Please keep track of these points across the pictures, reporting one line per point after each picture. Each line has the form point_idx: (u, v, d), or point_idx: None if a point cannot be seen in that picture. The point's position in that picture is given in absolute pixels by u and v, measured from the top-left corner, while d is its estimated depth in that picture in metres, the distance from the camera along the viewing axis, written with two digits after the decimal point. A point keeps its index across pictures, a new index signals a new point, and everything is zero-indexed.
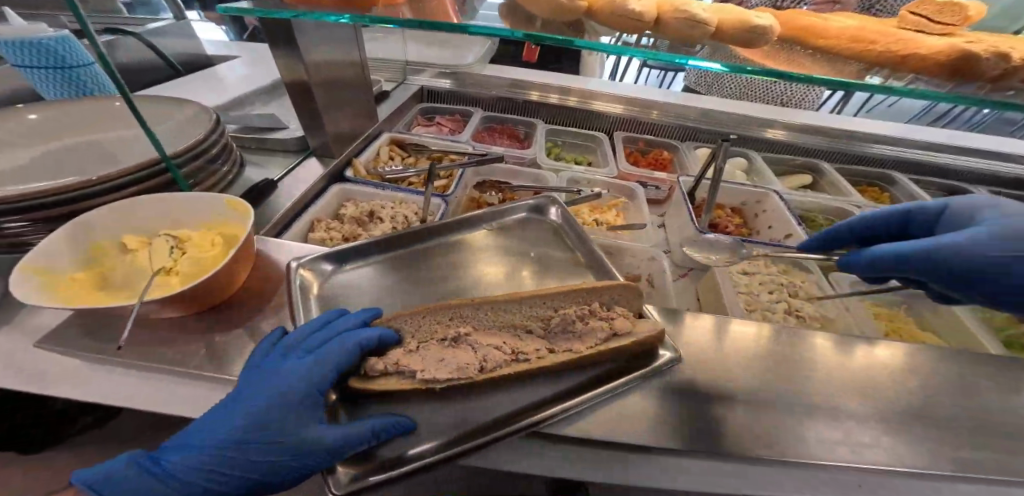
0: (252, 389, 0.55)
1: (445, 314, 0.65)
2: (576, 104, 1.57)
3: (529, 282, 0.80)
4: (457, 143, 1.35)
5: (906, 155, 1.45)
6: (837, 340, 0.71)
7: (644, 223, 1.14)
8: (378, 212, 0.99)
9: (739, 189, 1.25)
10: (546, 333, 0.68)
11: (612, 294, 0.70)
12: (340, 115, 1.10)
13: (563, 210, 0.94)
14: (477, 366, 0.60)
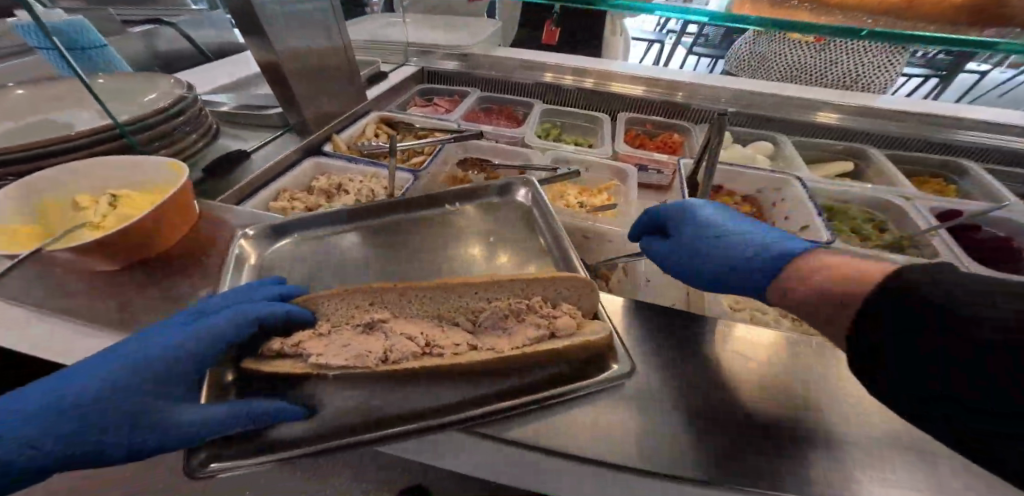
0: (129, 350, 0.49)
1: (363, 297, 0.59)
2: (595, 86, 1.42)
3: (477, 270, 0.71)
4: (445, 120, 1.32)
5: (1003, 142, 1.14)
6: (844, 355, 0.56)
7: (630, 208, 1.03)
8: (345, 185, 0.97)
9: (753, 174, 1.09)
10: (474, 328, 0.59)
11: (561, 289, 0.60)
12: (321, 94, 1.10)
13: (535, 194, 0.86)
14: (380, 355, 0.53)
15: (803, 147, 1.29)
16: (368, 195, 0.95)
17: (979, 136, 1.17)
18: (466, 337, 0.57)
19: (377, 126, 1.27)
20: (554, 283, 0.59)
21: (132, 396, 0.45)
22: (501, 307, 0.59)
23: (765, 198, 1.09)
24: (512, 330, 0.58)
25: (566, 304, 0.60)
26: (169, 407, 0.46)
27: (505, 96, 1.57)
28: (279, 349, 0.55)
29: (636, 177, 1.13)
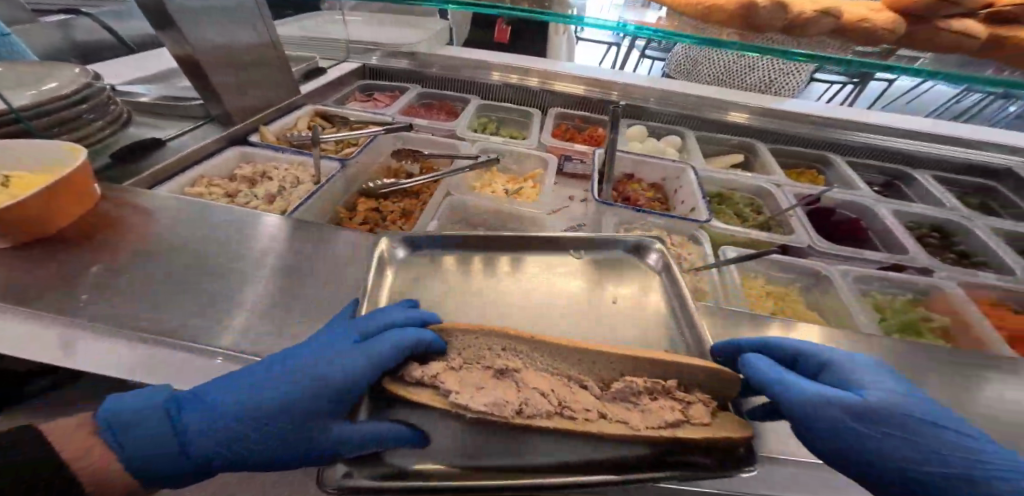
0: (299, 360, 0.50)
1: (494, 339, 0.52)
2: (520, 81, 1.54)
3: (623, 320, 0.60)
4: (379, 114, 1.37)
5: (876, 142, 1.35)
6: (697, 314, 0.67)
7: (545, 192, 1.13)
8: (270, 172, 1.01)
9: (658, 163, 1.23)
10: (602, 392, 0.49)
11: (709, 378, 0.47)
12: (245, 88, 1.11)
13: (669, 263, 0.68)
14: (516, 405, 0.44)
15: (705, 141, 1.45)
16: (292, 182, 0.99)
17: (862, 136, 1.36)
18: (597, 402, 0.47)
19: (313, 119, 1.32)
20: (704, 371, 0.46)
21: (290, 409, 0.47)
22: (636, 380, 0.48)
23: (668, 185, 1.23)
24: (642, 408, 0.46)
25: (699, 387, 0.47)
26: (315, 418, 0.48)
27: (445, 92, 1.63)
28: (417, 379, 0.48)
29: (555, 165, 1.22)
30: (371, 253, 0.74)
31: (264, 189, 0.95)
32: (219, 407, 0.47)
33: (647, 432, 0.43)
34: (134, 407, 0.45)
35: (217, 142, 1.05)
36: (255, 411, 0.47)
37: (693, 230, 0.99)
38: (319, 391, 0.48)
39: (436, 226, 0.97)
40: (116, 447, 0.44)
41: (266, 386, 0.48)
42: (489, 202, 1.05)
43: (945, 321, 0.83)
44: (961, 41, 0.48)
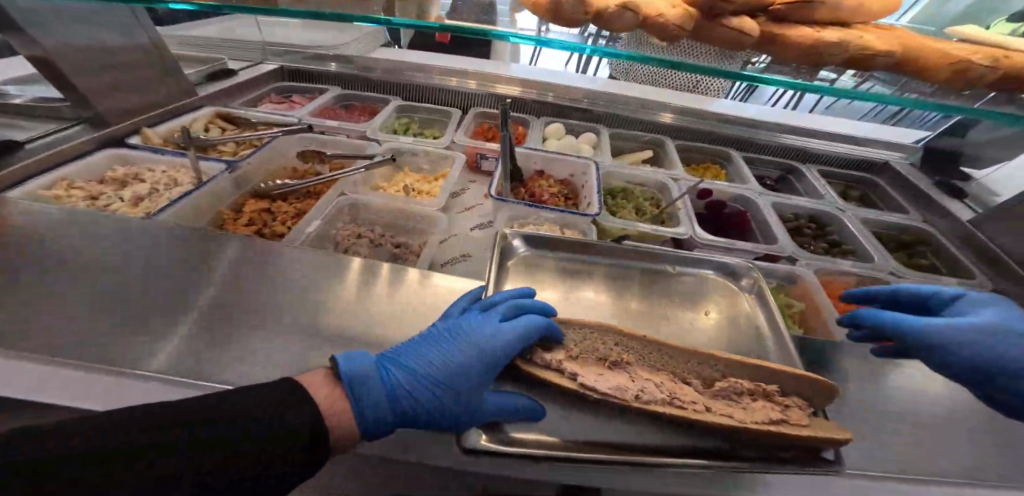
0: (454, 336, 0.60)
1: (611, 335, 0.62)
2: (437, 82, 1.54)
3: (685, 323, 0.77)
4: (286, 115, 1.33)
5: (788, 143, 1.54)
6: (598, 291, 0.81)
7: (449, 190, 1.13)
8: (142, 175, 0.97)
9: (565, 160, 1.26)
10: (705, 390, 0.59)
11: (802, 381, 0.57)
12: (120, 89, 1.06)
13: (760, 287, 0.82)
14: (635, 392, 0.55)
15: (620, 137, 1.55)
16: (166, 185, 0.96)
17: (778, 138, 1.54)
18: (701, 397, 0.57)
19: (213, 121, 1.27)
20: (802, 377, 0.57)
21: (449, 376, 0.56)
22: (739, 381, 0.58)
23: (576, 180, 1.26)
24: (747, 404, 0.56)
25: (802, 395, 0.57)
26: (470, 386, 0.55)
27: (363, 93, 1.60)
28: (548, 364, 0.59)
29: (462, 163, 1.23)
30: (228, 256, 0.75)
31: (131, 191, 0.92)
32: (405, 369, 0.56)
33: (752, 423, 0.53)
34: (361, 366, 0.52)
35: (86, 146, 1.01)
36: (420, 375, 0.55)
37: (586, 224, 1.02)
38: (479, 362, 0.57)
39: (318, 228, 0.92)
40: (352, 401, 0.49)
41: (444, 354, 0.58)
42: (383, 204, 1.02)
43: (803, 308, 0.94)
44: (736, 38, 0.52)
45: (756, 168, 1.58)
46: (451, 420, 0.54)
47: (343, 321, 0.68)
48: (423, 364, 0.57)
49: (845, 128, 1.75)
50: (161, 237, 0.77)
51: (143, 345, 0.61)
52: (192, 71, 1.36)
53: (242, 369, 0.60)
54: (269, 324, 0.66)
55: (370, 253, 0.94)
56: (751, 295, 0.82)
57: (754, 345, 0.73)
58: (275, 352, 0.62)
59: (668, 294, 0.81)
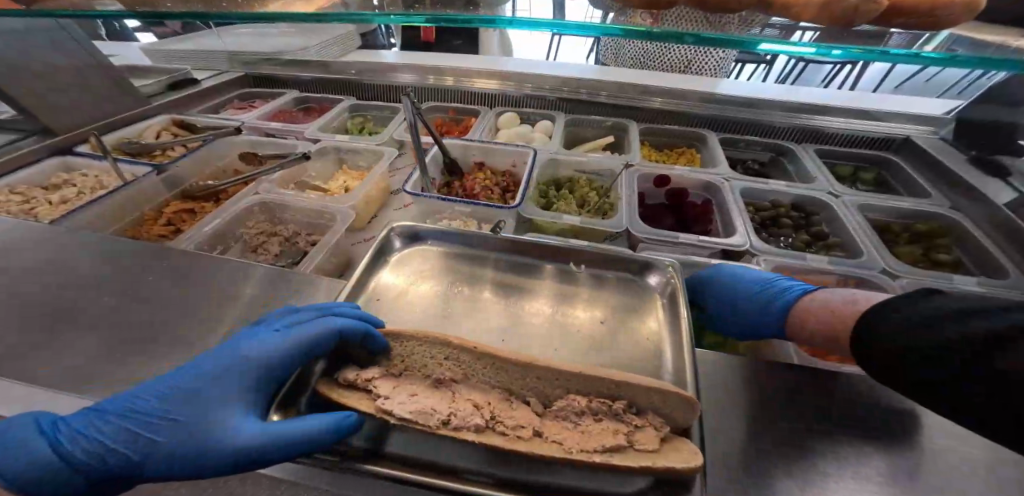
0: (216, 353, 0.51)
1: (438, 347, 0.51)
2: (390, 79, 1.51)
3: (572, 329, 0.65)
4: (232, 120, 1.36)
5: (784, 123, 1.33)
6: (486, 290, 0.71)
7: (371, 183, 1.07)
8: (72, 180, 1.07)
9: (502, 150, 1.17)
10: (544, 411, 0.48)
11: (659, 395, 0.46)
12: (65, 103, 1.13)
13: (674, 286, 0.66)
14: (441, 416, 0.44)
15: (582, 124, 1.47)
16: (91, 189, 1.05)
17: (772, 115, 1.32)
18: (534, 419, 0.46)
19: (167, 128, 1.33)
20: (658, 391, 0.45)
21: (192, 402, 0.47)
22: (580, 399, 0.47)
23: (517, 171, 1.19)
24: (585, 427, 0.46)
25: (658, 412, 0.46)
26: (219, 414, 0.46)
27: (322, 95, 1.61)
28: (351, 382, 0.50)
29: (391, 158, 1.17)
30: (98, 259, 0.75)
31: (58, 195, 1.02)
32: (145, 400, 0.47)
33: (581, 454, 0.42)
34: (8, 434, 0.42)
35: (32, 155, 1.08)
36: (159, 408, 0.46)
37: (502, 216, 0.95)
38: (242, 380, 0.49)
39: (218, 227, 0.92)
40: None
41: (197, 375, 0.49)
42: (294, 202, 0.99)
43: None
44: None
45: (747, 151, 1.39)
46: (197, 460, 0.45)
47: (179, 320, 0.66)
48: (154, 396, 0.47)
49: (877, 96, 1.42)
50: (47, 239, 0.79)
51: None
52: (154, 82, 1.44)
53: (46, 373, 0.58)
54: (100, 325, 0.65)
55: (279, 252, 0.92)
56: (665, 298, 0.66)
57: (642, 360, 0.60)
58: (93, 355, 0.61)
59: (563, 293, 0.70)
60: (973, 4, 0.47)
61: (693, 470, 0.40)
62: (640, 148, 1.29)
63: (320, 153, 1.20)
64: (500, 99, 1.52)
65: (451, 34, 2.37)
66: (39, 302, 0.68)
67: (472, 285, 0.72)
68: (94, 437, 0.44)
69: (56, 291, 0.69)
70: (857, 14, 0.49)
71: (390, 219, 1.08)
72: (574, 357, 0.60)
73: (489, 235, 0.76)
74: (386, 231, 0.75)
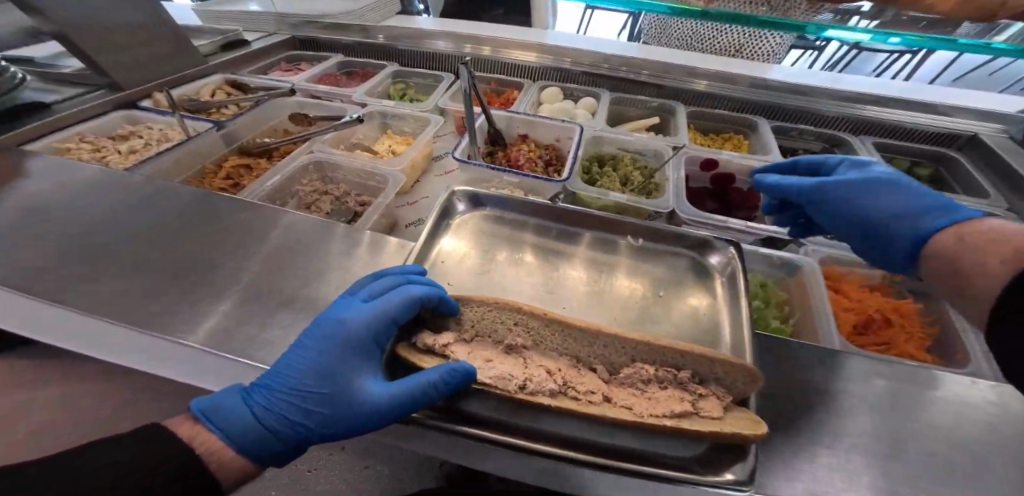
0: (317, 324, 0.54)
1: (509, 317, 0.56)
2: (435, 45, 1.50)
3: (629, 300, 0.67)
4: (281, 81, 1.39)
5: (841, 113, 1.26)
6: (541, 258, 0.73)
7: (418, 147, 1.08)
8: (139, 132, 1.14)
9: (548, 123, 1.17)
10: (610, 378, 0.54)
11: (722, 369, 0.50)
12: (132, 58, 1.19)
13: (735, 267, 0.67)
14: (519, 381, 0.50)
15: (625, 103, 1.44)
16: (157, 141, 1.11)
17: (828, 105, 1.26)
18: (601, 385, 0.52)
19: (220, 87, 1.37)
20: (720, 363, 0.50)
21: (315, 376, 0.51)
22: (649, 369, 0.53)
23: (562, 146, 1.19)
24: (652, 394, 0.51)
25: (721, 382, 0.52)
26: (350, 382, 0.52)
27: (365, 59, 1.61)
28: (430, 346, 0.56)
29: (437, 125, 1.17)
30: (173, 205, 0.81)
31: (127, 145, 1.08)
32: (274, 379, 0.51)
33: (650, 417, 0.48)
34: (218, 400, 0.49)
35: (102, 107, 1.15)
36: (289, 387, 0.50)
37: (551, 189, 0.96)
38: (349, 351, 0.53)
39: (278, 183, 0.95)
40: (216, 433, 0.47)
41: (306, 350, 0.52)
42: (348, 162, 1.02)
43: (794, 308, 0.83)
44: None
45: (797, 142, 1.34)
46: (339, 423, 0.51)
47: (252, 264, 0.71)
48: (284, 371, 0.51)
49: (947, 88, 1.32)
50: (122, 185, 0.84)
51: (71, 270, 0.67)
52: (209, 42, 1.47)
53: (129, 306, 0.63)
54: (174, 268, 0.69)
55: (331, 210, 0.93)
56: (724, 276, 0.67)
57: (693, 336, 0.61)
58: (176, 290, 0.66)
59: (618, 265, 0.72)
60: None
61: (759, 436, 0.44)
62: (688, 130, 1.27)
63: (367, 117, 1.21)
64: (543, 73, 1.49)
65: (494, 3, 2.31)
66: (123, 239, 0.73)
67: (528, 252, 0.74)
68: (253, 412, 0.49)
69: (134, 233, 0.75)
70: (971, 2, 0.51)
71: (433, 186, 1.09)
72: (631, 326, 0.63)
73: (546, 203, 0.78)
74: (448, 194, 0.78)
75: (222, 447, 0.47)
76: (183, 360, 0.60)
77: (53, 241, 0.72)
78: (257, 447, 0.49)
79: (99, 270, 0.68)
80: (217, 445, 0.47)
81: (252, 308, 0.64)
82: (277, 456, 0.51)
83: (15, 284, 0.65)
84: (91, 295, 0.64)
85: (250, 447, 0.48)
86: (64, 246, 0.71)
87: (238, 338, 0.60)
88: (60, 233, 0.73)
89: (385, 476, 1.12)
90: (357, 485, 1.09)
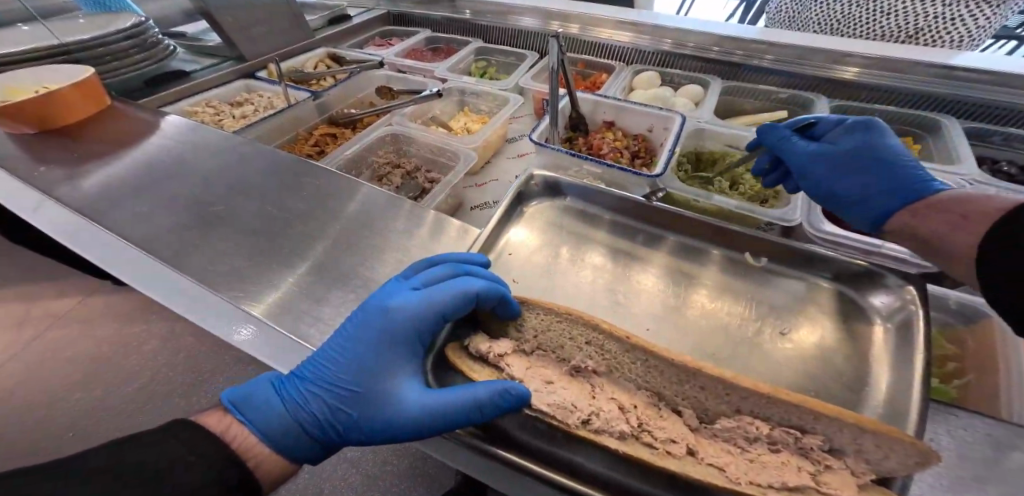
0: (358, 311, 0.50)
1: (579, 333, 0.46)
2: (522, 20, 1.41)
3: (733, 330, 0.52)
4: (372, 55, 1.42)
5: None
6: (623, 264, 0.61)
7: (494, 126, 1.01)
8: (251, 100, 1.23)
9: (641, 108, 1.01)
10: (700, 427, 0.42)
11: (873, 440, 0.35)
12: (249, 29, 1.30)
13: (909, 314, 0.48)
14: (583, 416, 0.40)
15: (741, 93, 1.21)
16: (264, 107, 1.20)
17: None
18: (686, 434, 0.40)
19: (323, 61, 1.45)
20: (879, 434, 0.34)
21: (355, 371, 0.47)
22: (759, 425, 0.40)
23: (655, 136, 1.02)
24: (757, 456, 0.39)
25: (861, 455, 0.37)
26: (385, 383, 0.47)
27: (451, 36, 1.58)
28: (483, 354, 0.48)
29: (515, 106, 1.09)
30: (262, 169, 0.84)
31: (240, 111, 1.17)
32: (311, 370, 0.47)
33: (749, 486, 0.36)
34: (248, 391, 0.47)
35: (229, 76, 1.28)
36: (328, 382, 0.47)
37: (638, 184, 0.82)
38: (392, 345, 0.48)
39: (356, 153, 0.96)
40: (247, 426, 0.45)
41: (345, 342, 0.48)
42: (422, 138, 0.99)
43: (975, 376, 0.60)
44: None
45: (1005, 152, 0.95)
46: (377, 427, 0.47)
47: (320, 233, 0.70)
48: (318, 362, 0.48)
49: None
50: (227, 145, 0.91)
51: (173, 222, 0.73)
52: (318, 17, 1.57)
53: (208, 266, 0.65)
54: (255, 228, 0.71)
55: (400, 184, 0.90)
56: (891, 324, 0.49)
57: (825, 395, 0.45)
58: (251, 250, 0.68)
59: (719, 282, 0.57)
60: None
61: None
62: None
63: (446, 93, 1.17)
64: (638, 54, 1.32)
65: None
66: (219, 196, 0.78)
67: (607, 255, 0.63)
68: (293, 406, 0.47)
69: (230, 191, 0.79)
70: None
71: (504, 169, 1.01)
72: (738, 365, 0.49)
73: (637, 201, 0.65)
74: (524, 177, 0.70)
75: (256, 443, 0.44)
76: (236, 319, 0.58)
77: (165, 194, 0.79)
78: (295, 444, 0.46)
79: (195, 223, 0.73)
80: (251, 440, 0.44)
81: (312, 278, 0.63)
82: (309, 455, 0.47)
83: (133, 229, 0.72)
84: (183, 248, 0.68)
85: (287, 444, 0.45)
86: (174, 198, 0.78)
87: (296, 305, 0.59)
88: (173, 187, 0.80)
89: (412, 455, 1.18)
90: (387, 457, 1.17)
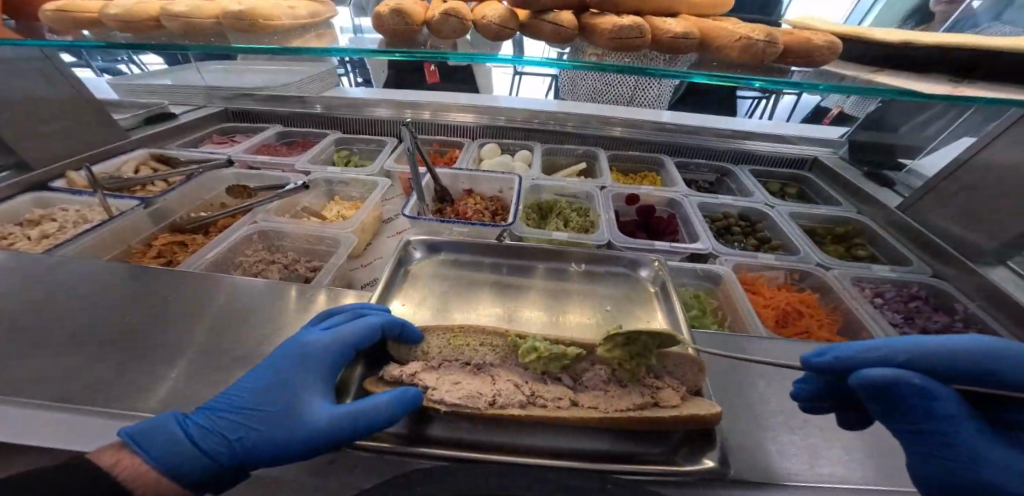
0: (279, 353, 0.57)
1: (475, 339, 0.63)
2: (373, 114, 1.60)
3: (578, 322, 0.74)
4: (216, 154, 1.39)
5: (736, 146, 1.48)
6: (498, 296, 0.79)
7: (366, 207, 1.12)
8: (51, 216, 1.05)
9: (491, 176, 1.27)
10: (576, 385, 0.59)
11: (673, 359, 0.60)
12: (42, 137, 1.13)
13: (663, 278, 0.81)
14: (488, 398, 0.54)
15: (555, 152, 1.60)
16: (75, 223, 1.03)
17: (724, 142, 1.48)
18: (568, 392, 0.57)
19: (146, 162, 1.33)
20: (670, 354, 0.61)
21: (272, 395, 0.52)
22: (603, 368, 0.59)
23: (505, 196, 1.29)
24: (614, 391, 0.57)
25: (671, 374, 0.59)
26: (301, 400, 0.52)
27: (303, 129, 1.65)
28: (396, 378, 0.57)
29: (385, 188, 1.23)
30: (101, 283, 0.76)
31: (39, 230, 0.99)
32: (231, 408, 0.51)
33: (615, 411, 0.54)
34: (152, 421, 0.46)
35: (8, 189, 1.07)
36: (245, 409, 0.51)
37: (499, 235, 1.03)
38: (308, 373, 0.54)
39: (221, 255, 0.94)
40: (143, 456, 0.43)
41: (267, 377, 0.54)
42: (293, 229, 1.02)
43: (724, 311, 0.95)
44: (558, 31, 0.61)
45: (705, 174, 1.53)
46: (287, 446, 0.49)
47: (195, 335, 0.67)
48: (234, 395, 0.52)
49: (807, 127, 1.57)
50: (41, 268, 0.79)
51: None
52: (131, 115, 1.45)
53: (55, 389, 0.58)
54: (107, 337, 0.66)
55: (281, 277, 0.92)
56: (657, 287, 0.81)
57: None
58: (110, 367, 0.62)
59: (564, 293, 0.80)
60: (834, 47, 0.57)
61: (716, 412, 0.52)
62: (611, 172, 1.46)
63: (312, 185, 1.24)
64: (478, 131, 1.63)
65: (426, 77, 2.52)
66: (43, 323, 0.67)
67: (485, 292, 0.80)
68: (208, 431, 0.48)
69: (60, 310, 0.70)
70: (763, 55, 0.56)
71: (383, 247, 1.11)
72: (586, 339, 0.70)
73: (499, 246, 0.86)
74: (406, 245, 0.85)
75: (146, 471, 0.42)
76: (105, 435, 0.54)
77: None
78: (191, 473, 0.45)
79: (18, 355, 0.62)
80: (142, 469, 0.42)
81: (195, 377, 0.61)
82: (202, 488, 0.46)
83: None
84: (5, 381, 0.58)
85: (184, 472, 0.44)
86: None
87: (191, 403, 0.58)
88: None
89: None
90: None
